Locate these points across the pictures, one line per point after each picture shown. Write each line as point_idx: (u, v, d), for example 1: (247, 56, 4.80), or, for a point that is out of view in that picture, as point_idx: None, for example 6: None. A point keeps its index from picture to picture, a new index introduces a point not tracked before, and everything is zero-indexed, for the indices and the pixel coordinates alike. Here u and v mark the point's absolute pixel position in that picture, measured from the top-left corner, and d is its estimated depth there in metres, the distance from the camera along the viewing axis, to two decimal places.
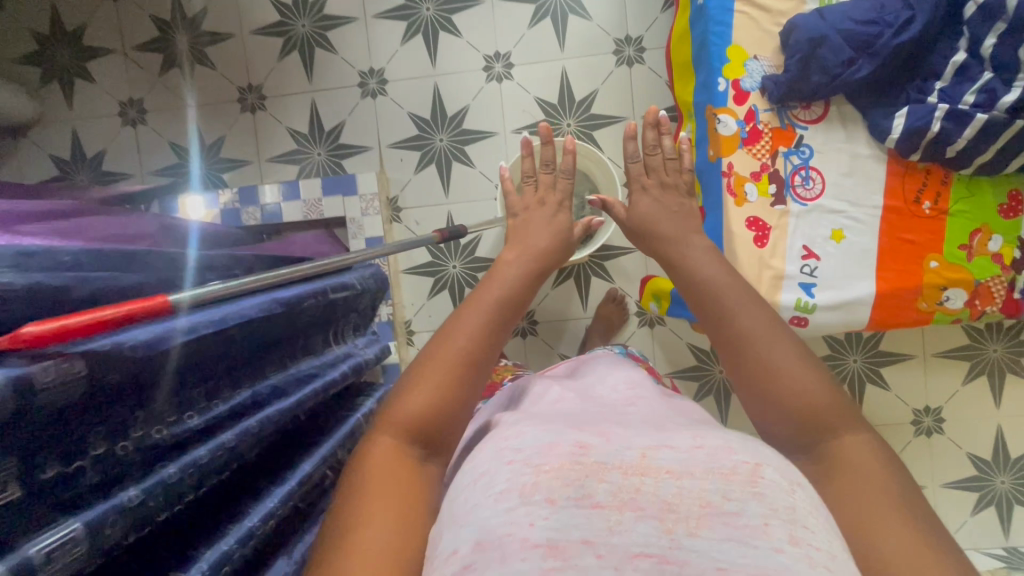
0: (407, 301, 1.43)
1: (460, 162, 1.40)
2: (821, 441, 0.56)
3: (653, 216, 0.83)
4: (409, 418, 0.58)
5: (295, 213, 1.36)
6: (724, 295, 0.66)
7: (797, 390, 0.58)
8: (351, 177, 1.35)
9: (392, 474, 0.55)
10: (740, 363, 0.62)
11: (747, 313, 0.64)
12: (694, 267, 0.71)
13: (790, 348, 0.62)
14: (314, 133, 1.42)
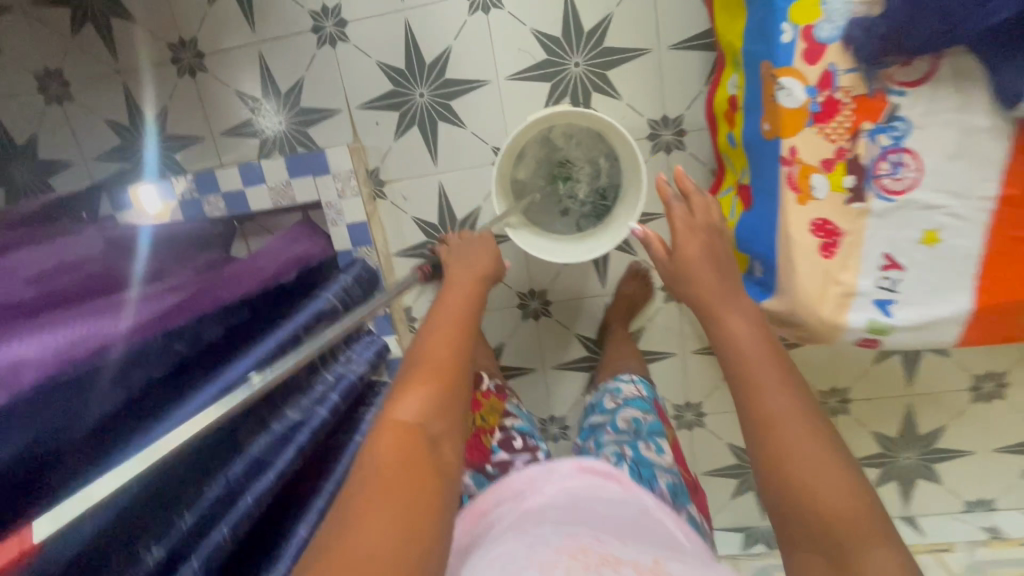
0: (404, 287, 1.28)
1: (447, 122, 1.16)
2: (828, 530, 0.49)
3: (684, 257, 0.73)
4: (408, 421, 0.60)
5: (263, 201, 1.18)
6: (748, 356, 0.60)
7: (811, 473, 0.51)
8: (320, 153, 1.14)
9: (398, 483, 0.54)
10: (752, 432, 0.56)
11: (774, 369, 0.58)
12: (726, 328, 0.64)
13: (811, 425, 0.54)
14: (269, 96, 1.18)
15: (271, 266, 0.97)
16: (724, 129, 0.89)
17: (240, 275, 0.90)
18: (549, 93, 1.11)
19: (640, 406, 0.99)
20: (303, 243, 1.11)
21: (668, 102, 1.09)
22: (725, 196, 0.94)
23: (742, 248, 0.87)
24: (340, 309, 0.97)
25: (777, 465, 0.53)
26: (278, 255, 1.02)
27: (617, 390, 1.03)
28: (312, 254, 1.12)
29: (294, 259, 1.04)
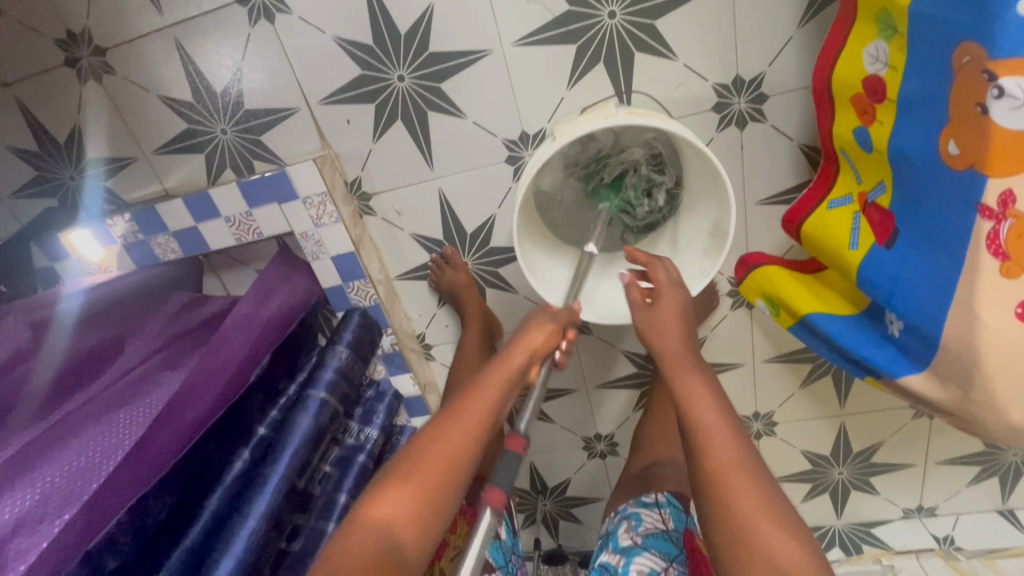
0: (413, 313, 1.07)
1: (439, 111, 0.86)
2: (739, 534, 0.54)
3: (657, 323, 0.69)
4: (387, 518, 0.55)
5: (224, 237, 0.94)
6: (705, 425, 0.61)
7: (760, 530, 0.53)
8: (282, 174, 0.88)
9: (430, 480, 0.58)
10: (699, 492, 0.59)
11: (728, 440, 0.59)
12: (686, 397, 0.63)
13: (764, 497, 0.55)
14: (204, 99, 0.89)
15: (240, 349, 0.76)
16: (849, 118, 0.60)
17: (200, 380, 0.71)
18: (573, 59, 0.81)
19: (664, 551, 0.73)
20: (280, 291, 0.88)
21: (742, 57, 0.78)
22: (835, 208, 0.67)
23: (871, 293, 0.62)
24: (336, 403, 0.82)
25: (721, 524, 0.56)
26: (246, 324, 0.80)
27: (636, 524, 0.76)
28: (293, 302, 0.90)
29: (270, 320, 0.83)
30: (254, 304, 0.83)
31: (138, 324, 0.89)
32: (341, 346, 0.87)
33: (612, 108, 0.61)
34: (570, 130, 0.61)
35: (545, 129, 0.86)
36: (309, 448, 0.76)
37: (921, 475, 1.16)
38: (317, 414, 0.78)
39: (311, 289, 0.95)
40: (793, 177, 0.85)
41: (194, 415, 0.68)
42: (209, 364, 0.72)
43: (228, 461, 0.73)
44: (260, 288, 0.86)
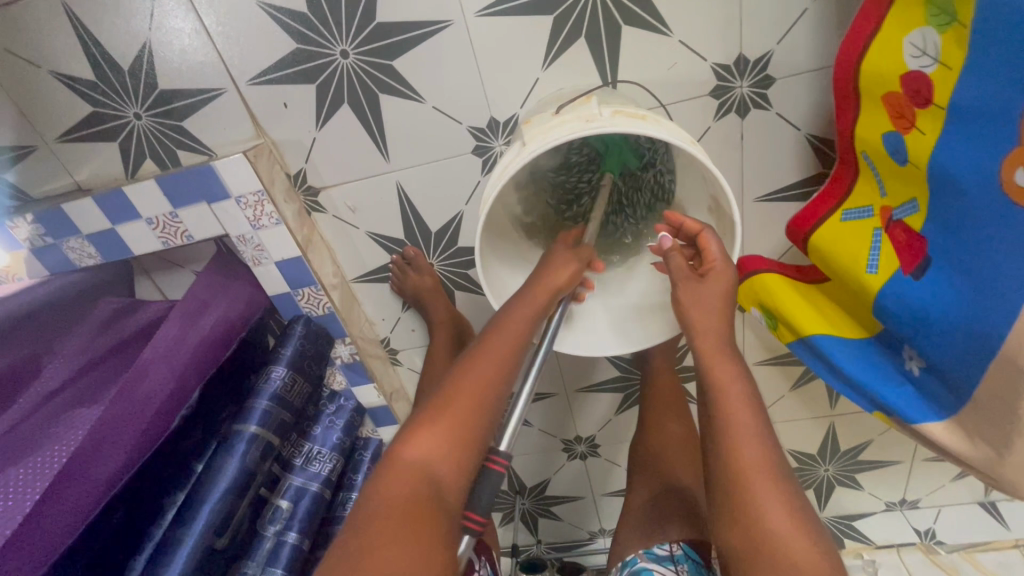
0: (375, 317, 0.97)
1: (393, 93, 0.73)
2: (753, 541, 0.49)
3: (694, 301, 0.59)
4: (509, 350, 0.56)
5: (147, 240, 0.81)
6: (736, 421, 0.53)
7: (790, 550, 0.47)
8: (208, 168, 0.74)
9: (442, 453, 0.49)
10: (715, 488, 0.53)
11: (758, 440, 0.52)
12: (715, 390, 0.56)
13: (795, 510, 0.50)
14: (106, 76, 0.74)
15: (163, 385, 0.66)
16: (879, 120, 0.50)
17: (108, 430, 0.60)
18: (550, 33, 0.68)
19: None
20: (216, 305, 0.77)
21: (747, 32, 0.67)
22: (851, 220, 0.58)
23: (891, 323, 0.54)
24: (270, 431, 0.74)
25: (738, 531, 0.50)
26: (170, 353, 0.69)
27: None
28: (231, 320, 0.78)
29: (200, 345, 0.72)
30: (181, 327, 0.71)
31: (59, 339, 0.77)
32: (279, 365, 0.79)
33: (595, 105, 0.50)
34: (542, 135, 0.49)
35: (518, 115, 0.74)
36: (234, 499, 0.66)
37: (907, 472, 1.12)
38: (245, 454, 0.69)
39: (252, 297, 0.84)
40: (797, 171, 0.76)
41: (100, 475, 0.59)
42: (120, 409, 0.62)
43: (166, 500, 0.69)
44: (192, 305, 0.74)
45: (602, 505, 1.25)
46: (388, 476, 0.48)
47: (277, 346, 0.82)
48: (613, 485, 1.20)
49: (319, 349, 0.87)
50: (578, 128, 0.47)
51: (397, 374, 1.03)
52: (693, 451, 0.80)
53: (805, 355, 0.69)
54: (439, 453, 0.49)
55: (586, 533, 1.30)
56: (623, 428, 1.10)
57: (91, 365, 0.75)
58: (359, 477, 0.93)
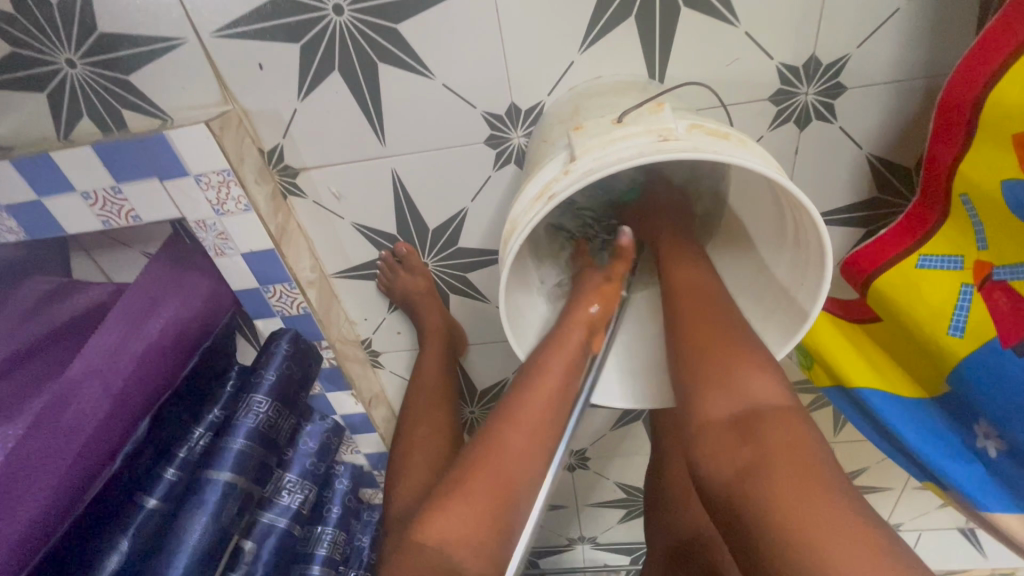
0: (356, 316, 0.85)
1: (395, 63, 0.61)
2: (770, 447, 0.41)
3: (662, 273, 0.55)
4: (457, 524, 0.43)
5: (84, 218, 0.67)
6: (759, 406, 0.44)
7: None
8: (160, 137, 0.60)
9: None
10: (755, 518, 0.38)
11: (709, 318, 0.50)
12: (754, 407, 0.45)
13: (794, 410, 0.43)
14: (29, 10, 0.58)
15: (94, 410, 0.56)
16: (999, 162, 0.43)
17: (22, 473, 0.50)
18: (593, 9, 0.56)
19: None
20: (166, 304, 0.66)
21: (825, 29, 0.56)
22: (929, 269, 0.50)
23: (970, 397, 0.49)
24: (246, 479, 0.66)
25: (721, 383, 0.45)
26: (106, 370, 0.58)
27: None
28: (184, 322, 0.67)
29: (143, 358, 0.61)
30: (123, 334, 0.60)
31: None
32: (259, 394, 0.70)
33: (670, 117, 0.39)
34: (600, 149, 0.39)
35: (544, 104, 0.62)
36: (201, 568, 0.59)
37: (896, 499, 1.09)
38: (218, 508, 0.62)
39: (213, 294, 0.72)
40: (850, 194, 0.67)
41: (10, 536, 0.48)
42: (38, 444, 0.51)
43: (105, 545, 0.56)
44: (135, 307, 0.63)
45: (585, 515, 1.19)
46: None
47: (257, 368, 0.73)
48: (599, 497, 1.14)
49: (302, 366, 0.77)
50: (647, 149, 0.37)
51: (378, 378, 0.92)
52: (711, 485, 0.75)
53: (839, 403, 0.63)
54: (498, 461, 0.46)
55: (565, 539, 1.24)
56: (616, 443, 1.03)
57: (4, 369, 0.61)
58: (333, 496, 0.91)
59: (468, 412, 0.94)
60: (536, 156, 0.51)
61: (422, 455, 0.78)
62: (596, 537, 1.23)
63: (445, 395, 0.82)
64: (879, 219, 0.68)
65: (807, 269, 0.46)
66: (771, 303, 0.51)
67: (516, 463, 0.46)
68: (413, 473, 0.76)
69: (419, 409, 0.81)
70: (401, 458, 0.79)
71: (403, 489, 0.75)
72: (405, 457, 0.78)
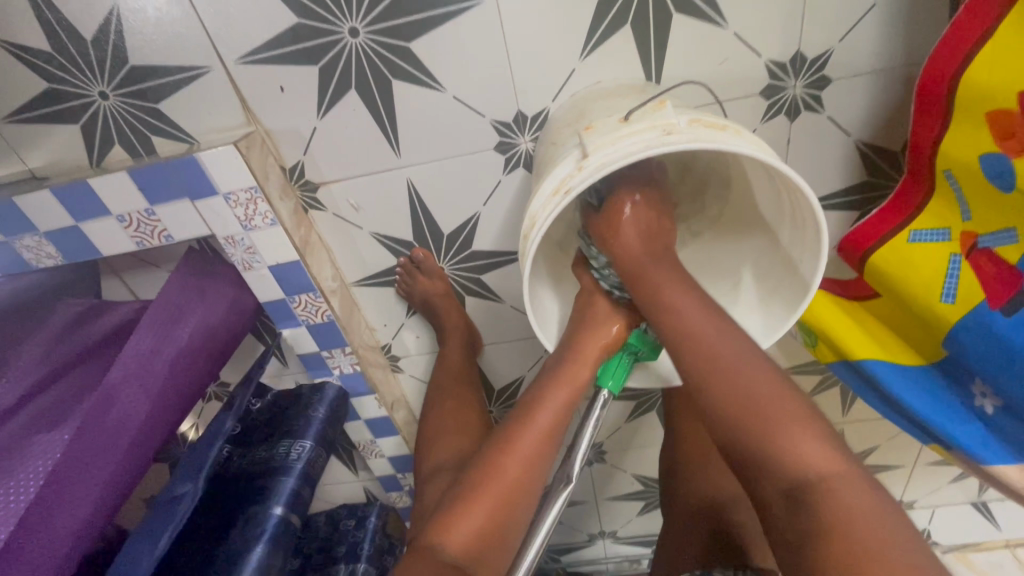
0: (375, 323, 0.88)
1: (409, 79, 0.65)
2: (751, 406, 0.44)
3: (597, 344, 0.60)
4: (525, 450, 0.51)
5: (118, 240, 0.70)
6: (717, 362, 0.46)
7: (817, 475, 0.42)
8: (189, 159, 0.64)
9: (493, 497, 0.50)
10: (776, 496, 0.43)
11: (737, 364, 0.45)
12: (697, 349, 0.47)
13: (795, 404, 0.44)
14: (67, 49, 0.62)
15: (133, 411, 0.60)
16: (976, 138, 0.46)
17: (67, 471, 0.54)
18: (590, 21, 0.61)
19: None
20: (193, 313, 0.69)
21: (808, 27, 0.60)
22: (920, 242, 0.54)
23: (964, 356, 0.52)
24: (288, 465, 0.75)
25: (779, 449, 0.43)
26: (142, 373, 0.62)
27: None
28: (210, 327, 0.71)
29: (176, 360, 0.65)
30: (155, 339, 0.64)
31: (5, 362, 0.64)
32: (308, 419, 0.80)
33: (672, 112, 0.43)
34: (609, 146, 0.42)
35: (549, 110, 0.67)
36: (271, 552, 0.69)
37: (909, 476, 1.11)
38: (274, 537, 0.70)
39: (238, 296, 0.76)
40: (841, 179, 0.71)
41: (65, 529, 0.54)
42: (88, 443, 0.56)
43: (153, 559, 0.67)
44: (163, 314, 0.66)
45: (603, 509, 1.21)
46: (460, 517, 0.49)
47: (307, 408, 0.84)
48: (617, 489, 1.16)
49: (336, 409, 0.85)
50: (653, 143, 0.41)
51: (398, 382, 0.95)
52: None
53: (842, 375, 0.66)
54: (513, 470, 0.51)
55: (585, 535, 1.26)
56: (632, 434, 1.06)
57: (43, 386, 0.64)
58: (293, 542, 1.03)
59: (488, 411, 0.97)
60: (547, 159, 0.55)
61: (448, 426, 0.81)
62: (616, 530, 1.25)
63: (470, 384, 0.85)
64: (871, 202, 0.72)
65: (801, 252, 0.50)
66: (775, 279, 0.55)
67: (526, 470, 0.51)
68: (447, 442, 0.79)
69: (440, 402, 0.84)
70: (429, 431, 0.82)
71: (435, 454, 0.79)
72: (435, 429, 0.81)
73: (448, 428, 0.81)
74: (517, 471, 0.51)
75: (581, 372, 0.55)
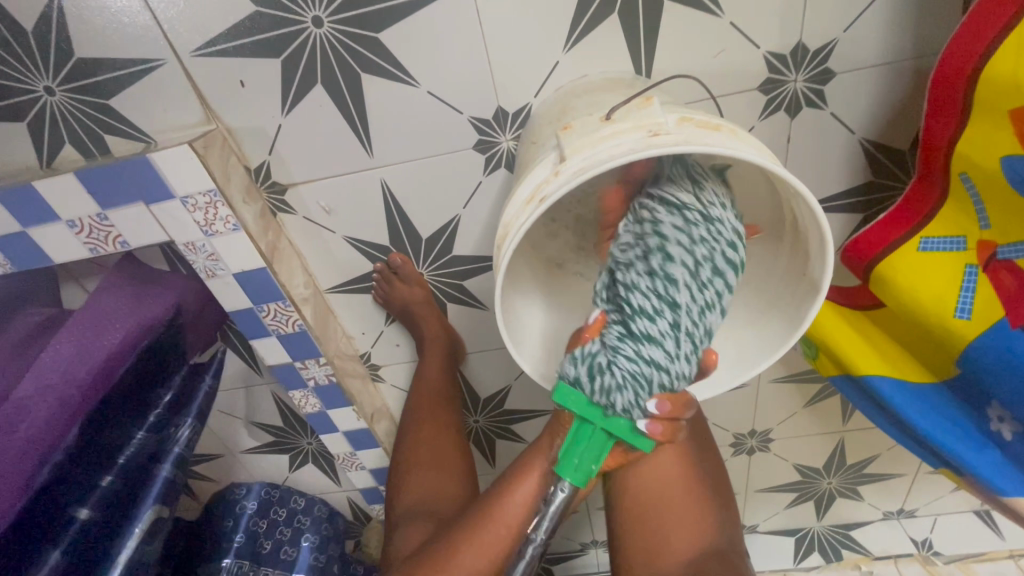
0: (352, 331, 0.84)
1: (379, 73, 0.60)
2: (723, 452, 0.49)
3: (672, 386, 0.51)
4: (485, 544, 0.54)
5: (70, 247, 0.65)
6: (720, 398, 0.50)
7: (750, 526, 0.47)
8: (141, 160, 0.59)
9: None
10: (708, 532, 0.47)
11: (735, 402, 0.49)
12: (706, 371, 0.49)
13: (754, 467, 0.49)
14: (4, 40, 0.57)
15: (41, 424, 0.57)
16: (995, 141, 0.42)
17: None
18: (574, 9, 0.56)
19: None
20: (125, 317, 0.66)
21: (812, 17, 0.56)
22: (931, 251, 0.49)
23: (982, 378, 0.48)
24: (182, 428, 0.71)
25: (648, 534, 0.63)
26: (56, 384, 0.59)
27: None
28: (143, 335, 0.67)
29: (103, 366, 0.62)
30: (76, 347, 0.62)
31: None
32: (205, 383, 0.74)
33: (659, 111, 0.38)
34: (589, 148, 0.38)
35: (531, 106, 0.62)
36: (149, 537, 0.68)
37: (911, 485, 1.07)
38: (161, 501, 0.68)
39: (190, 291, 0.74)
40: (845, 180, 0.66)
41: None
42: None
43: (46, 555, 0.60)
44: (88, 322, 0.64)
45: (596, 519, 1.17)
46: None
47: (195, 376, 0.75)
48: (610, 498, 1.12)
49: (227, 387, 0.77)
50: (637, 147, 0.36)
51: (379, 392, 0.91)
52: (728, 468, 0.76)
53: (844, 388, 0.62)
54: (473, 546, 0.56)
55: (578, 544, 1.22)
56: None
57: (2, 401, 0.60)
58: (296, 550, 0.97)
59: (473, 421, 0.92)
60: (525, 160, 0.50)
61: (427, 458, 0.77)
62: None
63: (449, 401, 0.81)
64: (877, 204, 0.67)
65: (805, 261, 0.46)
66: (775, 292, 0.50)
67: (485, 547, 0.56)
68: (424, 479, 0.76)
69: (419, 417, 0.80)
70: (405, 464, 0.78)
71: (409, 495, 0.74)
72: (410, 462, 0.78)
73: (424, 457, 0.77)
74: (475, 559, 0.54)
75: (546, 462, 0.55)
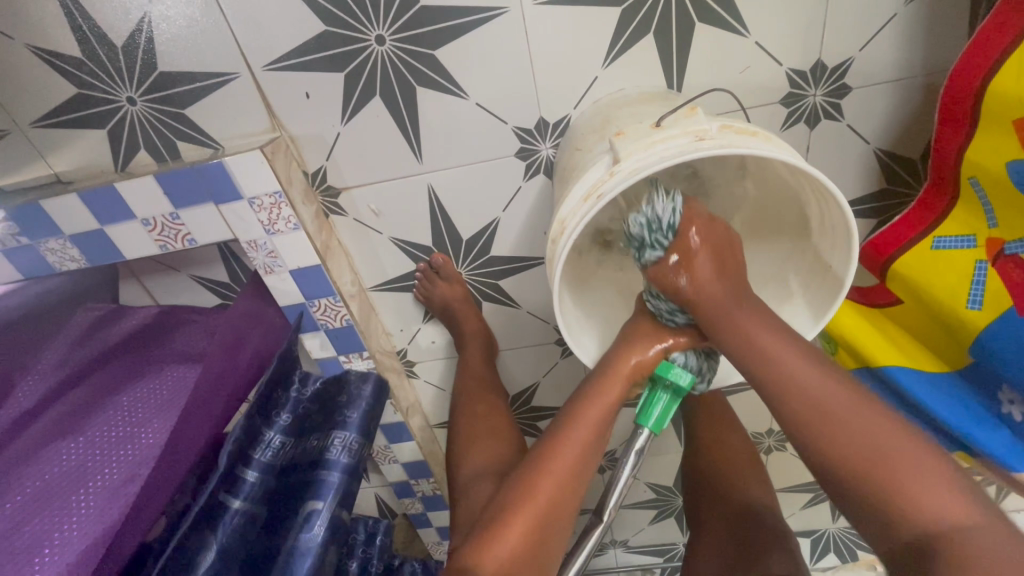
0: (392, 327, 0.89)
1: (433, 87, 0.66)
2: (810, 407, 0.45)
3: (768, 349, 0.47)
4: (577, 454, 0.51)
5: (142, 244, 0.71)
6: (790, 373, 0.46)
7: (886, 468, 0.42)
8: (216, 164, 0.65)
9: (537, 501, 0.49)
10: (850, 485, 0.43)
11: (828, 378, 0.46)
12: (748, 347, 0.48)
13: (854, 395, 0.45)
14: (97, 55, 0.63)
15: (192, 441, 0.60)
16: (1001, 147, 0.47)
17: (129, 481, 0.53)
18: (613, 30, 0.62)
19: None
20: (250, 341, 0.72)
21: (829, 37, 0.61)
22: (944, 249, 0.54)
23: (992, 365, 0.52)
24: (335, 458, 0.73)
25: (868, 480, 0.42)
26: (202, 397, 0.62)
27: None
28: (261, 354, 0.74)
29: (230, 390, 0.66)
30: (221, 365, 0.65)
31: (20, 375, 0.63)
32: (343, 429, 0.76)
33: (703, 119, 0.44)
34: (642, 151, 0.43)
35: (570, 118, 0.67)
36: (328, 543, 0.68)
37: None
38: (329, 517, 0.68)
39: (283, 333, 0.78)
40: (859, 187, 0.71)
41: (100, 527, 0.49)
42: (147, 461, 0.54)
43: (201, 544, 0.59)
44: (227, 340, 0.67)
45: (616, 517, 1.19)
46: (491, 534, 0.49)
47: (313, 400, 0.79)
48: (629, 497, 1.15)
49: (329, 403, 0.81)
50: (685, 149, 0.41)
51: (413, 387, 0.96)
52: (756, 462, 0.80)
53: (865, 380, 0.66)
54: (550, 491, 0.50)
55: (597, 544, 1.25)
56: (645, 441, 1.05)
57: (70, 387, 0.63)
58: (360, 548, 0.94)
59: None
60: (573, 164, 0.55)
61: (484, 430, 0.80)
62: (627, 539, 1.24)
63: (494, 389, 0.84)
64: (889, 209, 0.72)
65: (833, 254, 0.51)
66: (803, 286, 0.55)
67: (561, 492, 0.50)
68: (482, 450, 0.77)
69: (471, 395, 0.84)
70: (464, 439, 0.80)
71: (476, 458, 0.77)
72: (469, 433, 0.80)
73: (482, 431, 0.80)
74: (565, 483, 0.50)
75: (595, 403, 0.52)
